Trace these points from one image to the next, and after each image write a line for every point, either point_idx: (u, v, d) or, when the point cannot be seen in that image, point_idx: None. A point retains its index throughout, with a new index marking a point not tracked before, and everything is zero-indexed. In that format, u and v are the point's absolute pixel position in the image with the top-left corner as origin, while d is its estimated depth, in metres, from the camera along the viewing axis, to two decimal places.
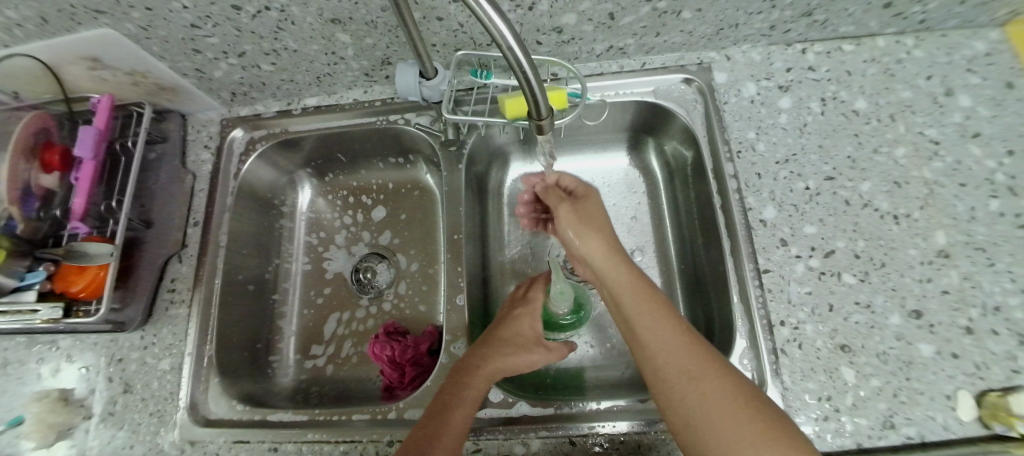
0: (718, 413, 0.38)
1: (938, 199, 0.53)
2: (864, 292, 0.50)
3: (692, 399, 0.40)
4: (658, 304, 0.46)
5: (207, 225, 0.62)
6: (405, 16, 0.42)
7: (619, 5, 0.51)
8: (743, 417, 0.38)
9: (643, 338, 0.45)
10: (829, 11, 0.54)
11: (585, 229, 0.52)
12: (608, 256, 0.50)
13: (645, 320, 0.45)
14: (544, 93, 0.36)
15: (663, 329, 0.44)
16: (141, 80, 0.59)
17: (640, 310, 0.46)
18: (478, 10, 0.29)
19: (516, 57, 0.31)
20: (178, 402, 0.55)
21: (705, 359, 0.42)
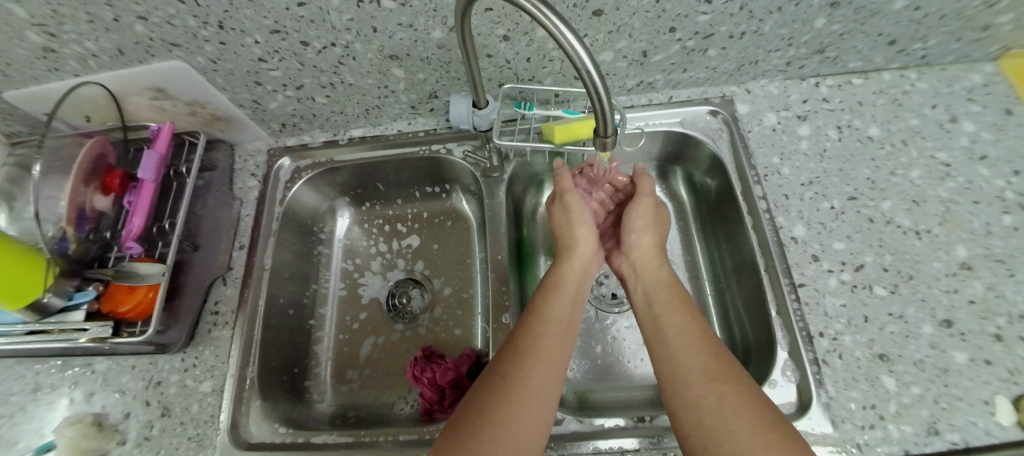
0: (728, 408, 0.40)
1: (955, 216, 0.57)
2: (896, 304, 0.53)
3: (706, 391, 0.42)
4: (687, 311, 0.51)
5: (252, 249, 0.63)
6: (468, 49, 0.46)
7: (652, 43, 0.57)
8: (754, 417, 0.39)
9: (668, 336, 0.49)
10: (839, 48, 0.60)
11: (647, 228, 0.60)
12: (655, 257, 0.58)
13: (670, 319, 0.50)
14: (611, 116, 0.40)
15: (684, 327, 0.49)
16: (198, 110, 0.63)
17: (666, 311, 0.51)
18: (562, 41, 0.34)
19: (592, 80, 0.36)
20: (219, 425, 0.54)
21: (725, 362, 0.45)
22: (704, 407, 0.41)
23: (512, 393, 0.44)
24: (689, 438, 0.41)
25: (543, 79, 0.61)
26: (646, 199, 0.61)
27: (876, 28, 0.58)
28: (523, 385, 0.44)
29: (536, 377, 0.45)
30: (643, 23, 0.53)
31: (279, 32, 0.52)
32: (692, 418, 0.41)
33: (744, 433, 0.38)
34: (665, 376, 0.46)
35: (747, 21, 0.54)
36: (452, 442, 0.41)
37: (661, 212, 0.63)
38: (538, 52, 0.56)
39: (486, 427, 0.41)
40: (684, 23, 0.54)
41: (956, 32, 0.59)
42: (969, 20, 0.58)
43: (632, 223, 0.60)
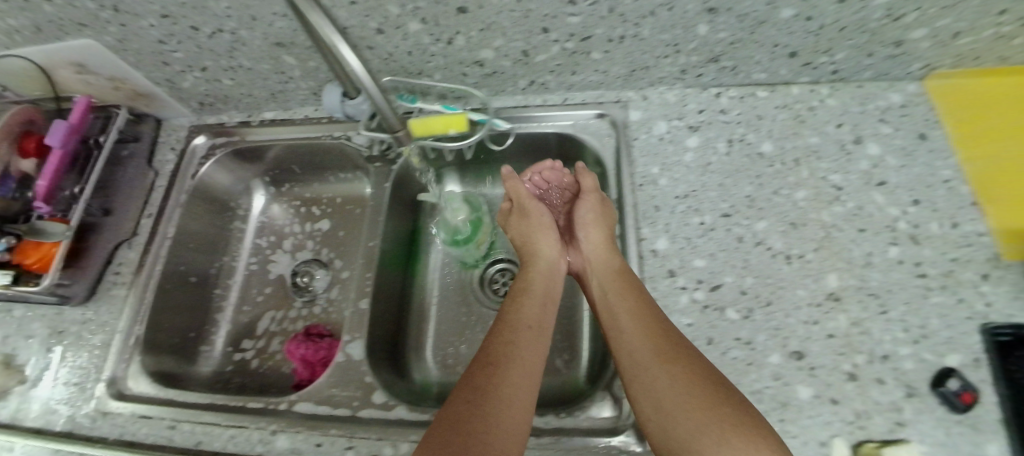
0: (677, 390, 0.42)
1: (834, 242, 0.54)
2: (746, 329, 0.51)
3: (660, 374, 0.43)
4: (636, 294, 0.50)
5: (159, 218, 0.68)
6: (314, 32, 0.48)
7: (530, 43, 0.56)
8: (698, 395, 0.41)
9: (623, 324, 0.49)
10: (734, 58, 0.57)
11: (592, 220, 0.59)
12: (605, 249, 0.56)
13: (622, 306, 0.50)
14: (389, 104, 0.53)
15: (636, 314, 0.49)
16: (120, 85, 0.68)
17: (619, 298, 0.51)
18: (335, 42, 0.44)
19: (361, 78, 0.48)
20: (101, 377, 0.60)
21: (682, 342, 0.45)
22: (668, 393, 0.42)
23: (492, 402, 0.42)
24: (655, 420, 0.42)
25: (431, 74, 0.62)
26: (594, 194, 0.61)
27: (769, 38, 0.55)
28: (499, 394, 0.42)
29: (512, 384, 0.43)
30: (513, 22, 0.53)
31: (168, 17, 0.56)
32: (649, 405, 0.43)
33: (704, 419, 0.39)
34: (625, 365, 0.47)
35: (622, 25, 0.53)
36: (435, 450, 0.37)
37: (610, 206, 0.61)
38: (416, 46, 0.57)
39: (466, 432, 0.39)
40: (555, 24, 0.53)
41: (865, 46, 0.55)
42: (875, 34, 0.54)
43: (580, 218, 0.60)
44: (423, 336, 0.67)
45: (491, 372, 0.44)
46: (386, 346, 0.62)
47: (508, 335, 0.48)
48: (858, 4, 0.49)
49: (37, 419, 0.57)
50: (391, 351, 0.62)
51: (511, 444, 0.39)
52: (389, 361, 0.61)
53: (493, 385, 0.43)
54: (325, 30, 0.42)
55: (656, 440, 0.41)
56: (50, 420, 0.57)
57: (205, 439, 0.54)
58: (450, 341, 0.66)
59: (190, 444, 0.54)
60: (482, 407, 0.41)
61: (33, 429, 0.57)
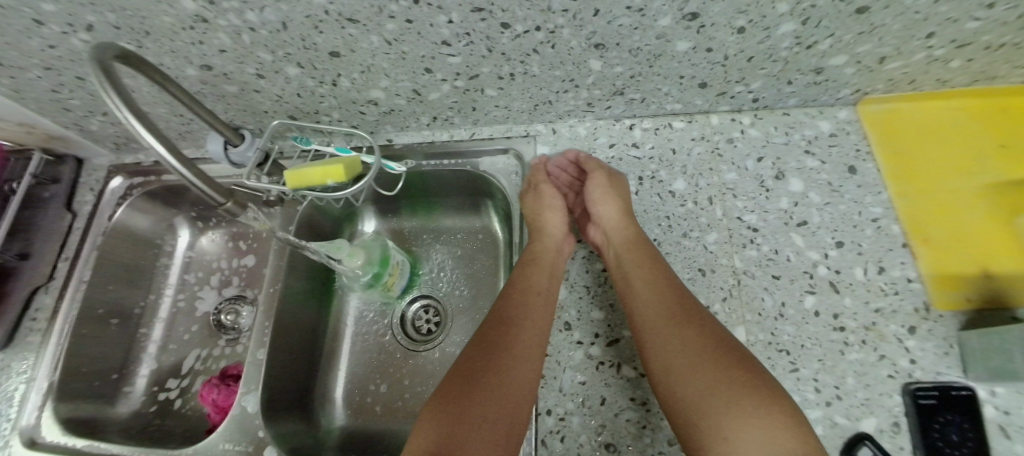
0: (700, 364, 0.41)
1: (745, 291, 0.49)
2: (644, 388, 0.47)
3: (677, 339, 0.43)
4: (653, 264, 0.48)
5: (76, 261, 0.68)
6: (176, 93, 0.46)
7: (417, 83, 0.53)
8: (713, 359, 0.41)
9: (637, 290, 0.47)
10: (640, 90, 0.53)
11: (607, 196, 0.52)
12: (621, 220, 0.51)
13: (637, 271, 0.48)
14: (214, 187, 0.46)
15: (653, 278, 0.47)
16: (32, 130, 0.67)
17: (633, 264, 0.48)
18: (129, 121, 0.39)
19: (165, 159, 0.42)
20: (18, 425, 0.60)
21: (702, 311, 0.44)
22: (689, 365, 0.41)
23: (502, 360, 0.44)
24: (676, 385, 0.41)
25: (328, 113, 0.59)
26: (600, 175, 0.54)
27: (671, 70, 0.51)
28: (510, 357, 0.44)
29: (518, 350, 0.45)
30: (391, 64, 0.50)
31: (50, 69, 0.54)
32: (670, 370, 0.42)
33: (719, 387, 0.39)
34: (638, 328, 0.45)
35: (507, 63, 0.50)
36: (443, 419, 0.40)
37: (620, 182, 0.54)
38: (302, 88, 0.55)
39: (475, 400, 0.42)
40: (435, 65, 0.50)
41: (780, 74, 0.51)
42: (788, 63, 0.49)
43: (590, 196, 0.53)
44: (334, 380, 0.64)
45: (498, 347, 0.45)
46: (290, 395, 0.60)
47: (522, 298, 0.48)
48: (760, 33, 0.45)
49: None
50: (298, 399, 0.61)
51: (518, 397, 0.43)
52: (296, 409, 0.60)
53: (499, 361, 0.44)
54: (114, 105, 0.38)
55: (667, 401, 0.41)
56: None
57: None
58: (364, 386, 0.63)
59: None
60: (487, 382, 0.43)
61: None
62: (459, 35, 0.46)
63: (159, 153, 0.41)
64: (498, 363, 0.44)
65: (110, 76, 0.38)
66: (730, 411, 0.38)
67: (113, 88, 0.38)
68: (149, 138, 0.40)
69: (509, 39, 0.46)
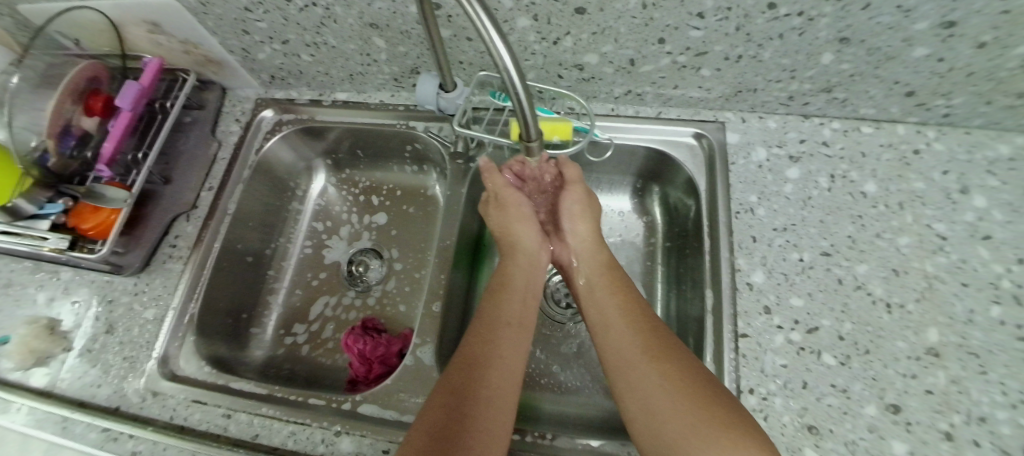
0: (685, 406, 0.42)
1: (936, 294, 0.52)
2: (843, 376, 0.49)
3: (672, 365, 0.45)
4: (618, 293, 0.54)
5: (219, 191, 0.65)
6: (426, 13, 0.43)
7: (640, 53, 0.53)
8: (661, 365, 0.45)
9: (612, 323, 0.51)
10: (849, 90, 0.55)
11: (577, 217, 0.60)
12: (591, 245, 0.59)
13: (609, 305, 0.53)
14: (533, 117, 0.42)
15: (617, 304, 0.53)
16: (192, 49, 0.64)
17: (605, 295, 0.54)
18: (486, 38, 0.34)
19: (512, 80, 0.37)
20: (152, 353, 0.58)
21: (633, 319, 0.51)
22: (661, 392, 0.43)
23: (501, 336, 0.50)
24: (634, 383, 0.45)
25: (526, 72, 0.59)
26: (577, 188, 0.61)
27: (891, 75, 0.52)
28: (517, 333, 0.51)
29: (506, 321, 0.52)
30: (630, 29, 0.50)
31: None
32: (657, 383, 0.44)
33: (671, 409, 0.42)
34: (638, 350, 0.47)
35: (744, 44, 0.50)
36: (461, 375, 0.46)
37: (594, 202, 0.62)
38: (519, 43, 0.54)
39: (492, 344, 0.49)
40: (674, 36, 0.50)
41: (987, 93, 0.53)
42: (1002, 83, 0.51)
43: (567, 210, 0.60)
44: None
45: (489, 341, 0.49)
46: (451, 352, 0.59)
47: (508, 292, 0.55)
48: (997, 51, 0.47)
49: (86, 392, 0.57)
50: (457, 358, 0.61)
51: (502, 365, 0.48)
52: None
53: (480, 364, 0.47)
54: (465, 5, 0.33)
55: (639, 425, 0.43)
56: (98, 393, 0.57)
57: (264, 432, 0.54)
58: None
59: (248, 437, 0.53)
60: (493, 356, 0.48)
61: (82, 402, 0.57)
62: (720, 8, 0.46)
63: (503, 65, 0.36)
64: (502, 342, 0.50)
65: None
66: (674, 395, 0.43)
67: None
68: (502, 50, 0.35)
69: (766, 21, 0.47)
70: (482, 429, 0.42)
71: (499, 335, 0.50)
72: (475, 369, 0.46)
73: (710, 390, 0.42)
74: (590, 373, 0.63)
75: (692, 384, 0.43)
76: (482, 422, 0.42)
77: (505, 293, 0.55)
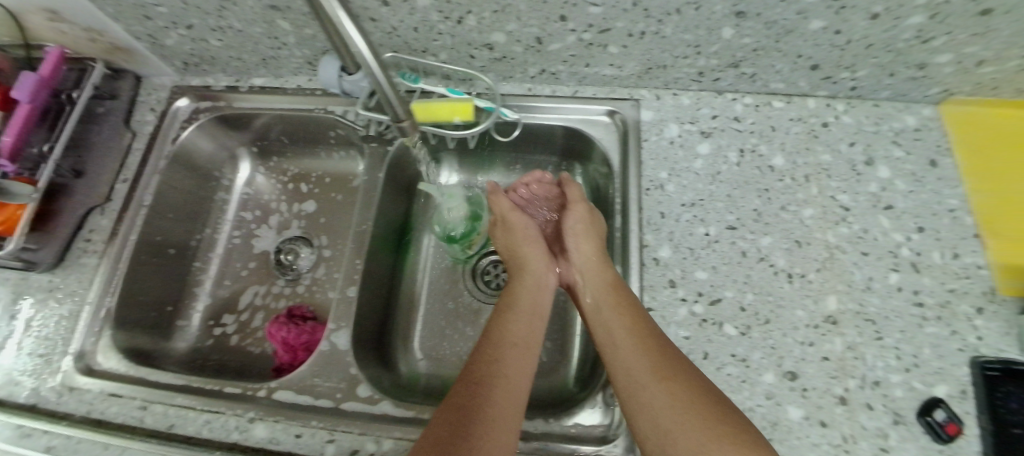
0: (692, 422, 0.40)
1: (837, 264, 0.53)
2: (743, 346, 0.50)
3: (676, 378, 0.43)
4: (624, 304, 0.50)
5: (135, 183, 0.64)
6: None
7: (544, 30, 0.53)
8: (668, 388, 0.43)
9: (619, 340, 0.48)
10: (755, 65, 0.55)
11: (580, 235, 0.59)
12: (596, 260, 0.56)
13: (612, 319, 0.50)
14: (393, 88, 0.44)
15: (617, 319, 0.49)
16: (97, 37, 0.62)
17: (610, 309, 0.50)
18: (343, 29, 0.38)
19: (372, 68, 0.41)
20: (68, 350, 0.57)
21: (644, 334, 0.47)
22: (675, 417, 0.41)
23: (504, 359, 0.47)
24: (643, 408, 0.43)
25: (437, 53, 0.58)
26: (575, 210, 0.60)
27: (793, 48, 0.52)
28: (519, 353, 0.48)
29: (508, 342, 0.49)
30: (529, 7, 0.49)
31: None
32: (673, 409, 0.41)
33: (687, 436, 0.40)
34: (648, 370, 0.44)
35: (644, 20, 0.50)
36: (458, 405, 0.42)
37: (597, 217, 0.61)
38: (423, 23, 0.53)
39: (493, 368, 0.46)
40: (573, 13, 0.50)
41: (888, 65, 0.54)
42: (900, 54, 0.52)
43: (571, 229, 0.59)
44: (410, 326, 0.65)
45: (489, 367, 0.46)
46: (372, 337, 0.60)
47: (506, 311, 0.52)
48: (889, 22, 0.48)
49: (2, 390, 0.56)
50: (379, 342, 0.61)
51: (504, 391, 0.44)
52: (376, 352, 0.60)
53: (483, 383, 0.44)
54: None
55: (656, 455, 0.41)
56: (19, 390, 0.56)
57: (179, 421, 0.54)
58: (440, 335, 0.64)
59: (163, 427, 0.53)
60: (493, 381, 0.44)
61: None
62: None
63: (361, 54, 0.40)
64: (506, 366, 0.46)
65: None
66: (691, 423, 0.40)
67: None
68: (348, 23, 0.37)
69: None
70: (485, 445, 0.39)
71: (501, 358, 0.47)
72: (477, 386, 0.44)
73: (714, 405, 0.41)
74: None
75: (708, 408, 0.40)
76: (484, 439, 0.39)
77: (508, 312, 0.52)
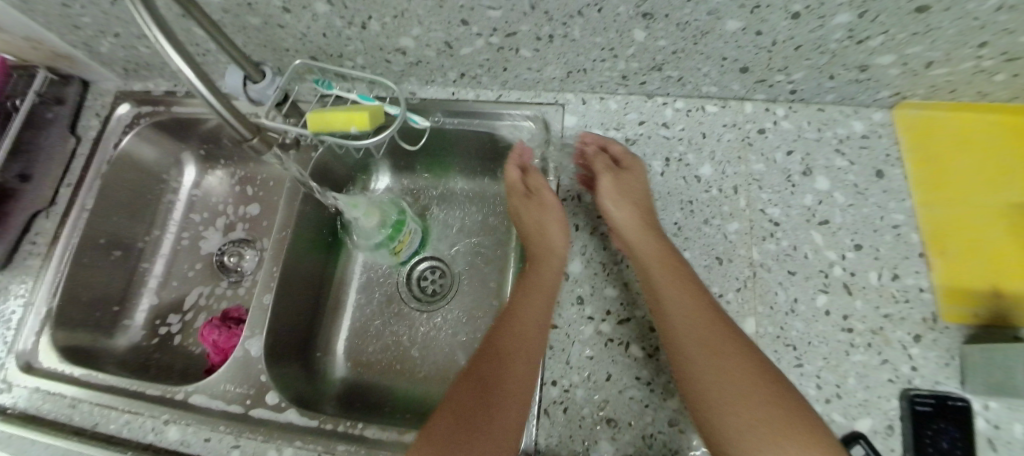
0: (755, 407, 0.38)
1: (759, 284, 0.49)
2: (649, 368, 0.47)
3: (732, 355, 0.40)
4: (688, 284, 0.45)
5: (77, 188, 0.67)
6: None
7: (450, 35, 0.50)
8: (745, 388, 0.39)
9: (672, 320, 0.43)
10: (679, 68, 0.52)
11: (624, 199, 0.50)
12: (637, 227, 0.48)
13: (671, 298, 0.44)
14: (241, 119, 0.45)
15: (687, 302, 0.44)
16: (37, 46, 0.63)
17: (665, 288, 0.45)
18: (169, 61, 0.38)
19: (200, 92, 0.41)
20: (12, 349, 0.60)
21: (697, 317, 0.43)
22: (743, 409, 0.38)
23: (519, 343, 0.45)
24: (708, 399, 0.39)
25: (352, 58, 0.57)
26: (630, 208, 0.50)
27: (715, 50, 0.49)
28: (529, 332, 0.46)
29: (517, 322, 0.46)
30: (427, 11, 0.48)
31: None
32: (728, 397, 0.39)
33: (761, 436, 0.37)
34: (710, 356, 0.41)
35: (548, 24, 0.47)
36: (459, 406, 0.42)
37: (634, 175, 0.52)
38: (329, 28, 0.52)
39: (505, 357, 0.45)
40: (474, 17, 0.47)
41: (824, 67, 0.49)
42: (835, 55, 0.47)
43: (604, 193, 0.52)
44: (336, 332, 0.65)
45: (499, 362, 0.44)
46: (294, 343, 0.60)
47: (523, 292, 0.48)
48: (813, 21, 0.43)
49: None
50: (301, 346, 0.61)
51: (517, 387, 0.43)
52: (296, 357, 0.60)
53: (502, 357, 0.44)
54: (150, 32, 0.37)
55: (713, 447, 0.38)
56: None
57: (102, 420, 0.55)
58: (364, 343, 0.64)
59: (89, 425, 0.55)
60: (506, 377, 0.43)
61: None
62: None
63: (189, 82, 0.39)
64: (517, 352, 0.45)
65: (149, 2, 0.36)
66: (756, 416, 0.37)
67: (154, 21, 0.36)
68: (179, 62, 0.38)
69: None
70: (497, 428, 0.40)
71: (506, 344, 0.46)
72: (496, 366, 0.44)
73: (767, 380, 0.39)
74: (436, 362, 0.61)
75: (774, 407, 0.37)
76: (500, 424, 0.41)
77: (532, 288, 0.49)
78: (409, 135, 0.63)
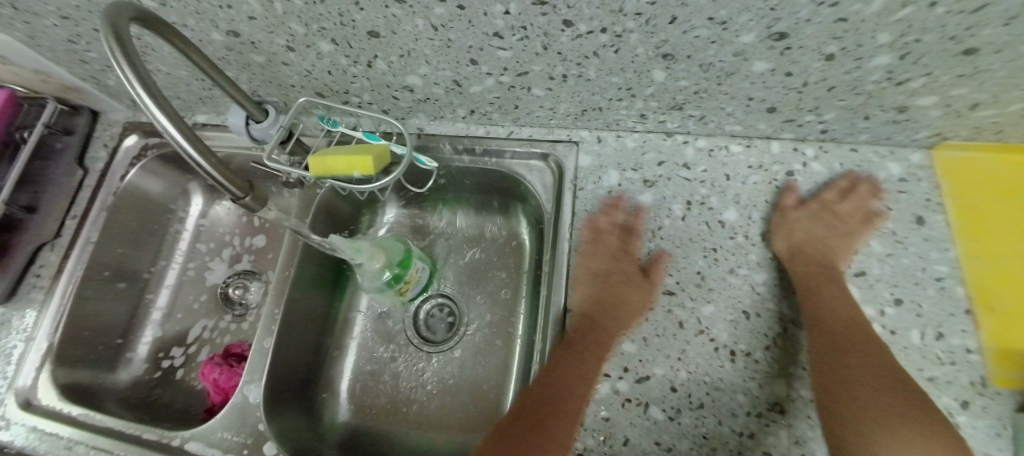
0: (871, 396, 0.42)
1: (791, 342, 0.46)
2: (670, 432, 0.44)
3: (855, 356, 0.43)
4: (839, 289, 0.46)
5: (83, 219, 0.66)
6: (168, 39, 0.39)
7: (459, 74, 0.48)
8: (886, 390, 0.42)
9: (830, 322, 0.45)
10: (701, 107, 0.48)
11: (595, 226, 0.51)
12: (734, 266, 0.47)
13: (822, 300, 0.46)
14: (225, 175, 0.42)
15: (834, 302, 0.46)
16: (46, 79, 0.63)
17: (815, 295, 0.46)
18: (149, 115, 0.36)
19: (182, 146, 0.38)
20: (12, 385, 0.59)
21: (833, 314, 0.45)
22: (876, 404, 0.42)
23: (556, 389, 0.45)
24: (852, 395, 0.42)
25: (358, 95, 0.55)
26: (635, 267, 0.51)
27: (740, 90, 0.45)
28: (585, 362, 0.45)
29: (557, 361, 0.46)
30: (434, 51, 0.46)
31: (67, 19, 0.49)
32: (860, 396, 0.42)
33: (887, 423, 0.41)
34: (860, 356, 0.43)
35: (561, 63, 0.45)
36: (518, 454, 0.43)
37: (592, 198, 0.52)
38: (334, 66, 0.50)
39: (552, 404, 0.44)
40: (484, 57, 0.45)
41: (859, 108, 0.46)
42: (872, 96, 0.44)
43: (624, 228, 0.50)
44: (339, 373, 0.63)
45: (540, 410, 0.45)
46: (297, 386, 0.58)
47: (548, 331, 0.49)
48: (849, 62, 0.40)
49: None
50: (302, 389, 0.59)
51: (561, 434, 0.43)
52: (296, 401, 0.57)
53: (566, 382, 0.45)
54: (131, 85, 0.35)
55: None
56: None
57: None
58: (368, 385, 0.61)
59: None
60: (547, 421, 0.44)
61: None
62: (514, 28, 0.41)
63: (171, 136, 0.37)
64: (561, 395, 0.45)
65: (128, 50, 0.34)
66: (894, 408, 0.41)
67: (135, 73, 0.35)
68: (160, 116, 0.36)
69: (569, 38, 0.42)
70: None
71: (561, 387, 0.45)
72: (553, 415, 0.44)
73: (905, 384, 0.42)
74: (439, 409, 0.58)
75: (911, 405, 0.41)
76: None
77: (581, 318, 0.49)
78: (417, 177, 0.62)
